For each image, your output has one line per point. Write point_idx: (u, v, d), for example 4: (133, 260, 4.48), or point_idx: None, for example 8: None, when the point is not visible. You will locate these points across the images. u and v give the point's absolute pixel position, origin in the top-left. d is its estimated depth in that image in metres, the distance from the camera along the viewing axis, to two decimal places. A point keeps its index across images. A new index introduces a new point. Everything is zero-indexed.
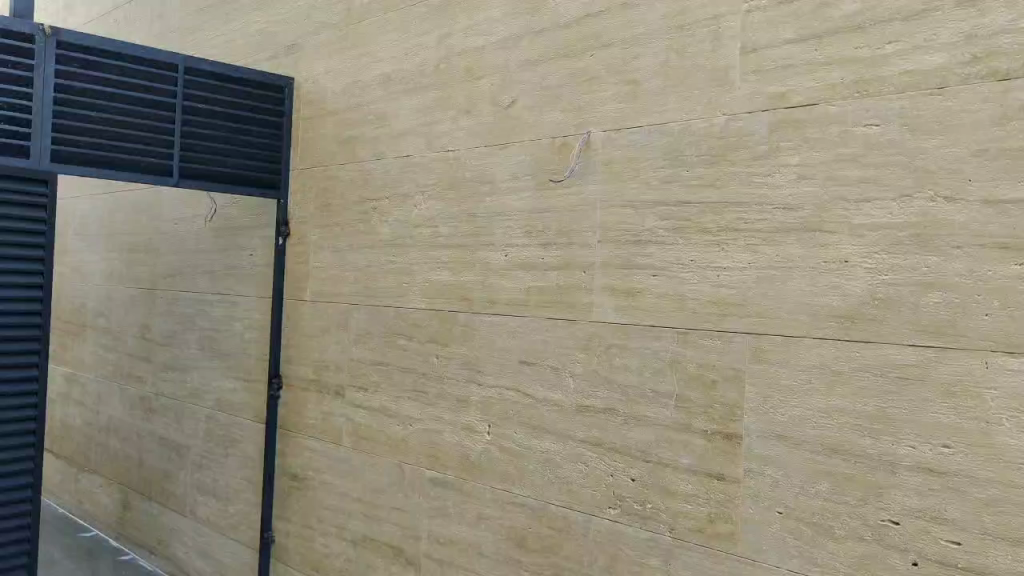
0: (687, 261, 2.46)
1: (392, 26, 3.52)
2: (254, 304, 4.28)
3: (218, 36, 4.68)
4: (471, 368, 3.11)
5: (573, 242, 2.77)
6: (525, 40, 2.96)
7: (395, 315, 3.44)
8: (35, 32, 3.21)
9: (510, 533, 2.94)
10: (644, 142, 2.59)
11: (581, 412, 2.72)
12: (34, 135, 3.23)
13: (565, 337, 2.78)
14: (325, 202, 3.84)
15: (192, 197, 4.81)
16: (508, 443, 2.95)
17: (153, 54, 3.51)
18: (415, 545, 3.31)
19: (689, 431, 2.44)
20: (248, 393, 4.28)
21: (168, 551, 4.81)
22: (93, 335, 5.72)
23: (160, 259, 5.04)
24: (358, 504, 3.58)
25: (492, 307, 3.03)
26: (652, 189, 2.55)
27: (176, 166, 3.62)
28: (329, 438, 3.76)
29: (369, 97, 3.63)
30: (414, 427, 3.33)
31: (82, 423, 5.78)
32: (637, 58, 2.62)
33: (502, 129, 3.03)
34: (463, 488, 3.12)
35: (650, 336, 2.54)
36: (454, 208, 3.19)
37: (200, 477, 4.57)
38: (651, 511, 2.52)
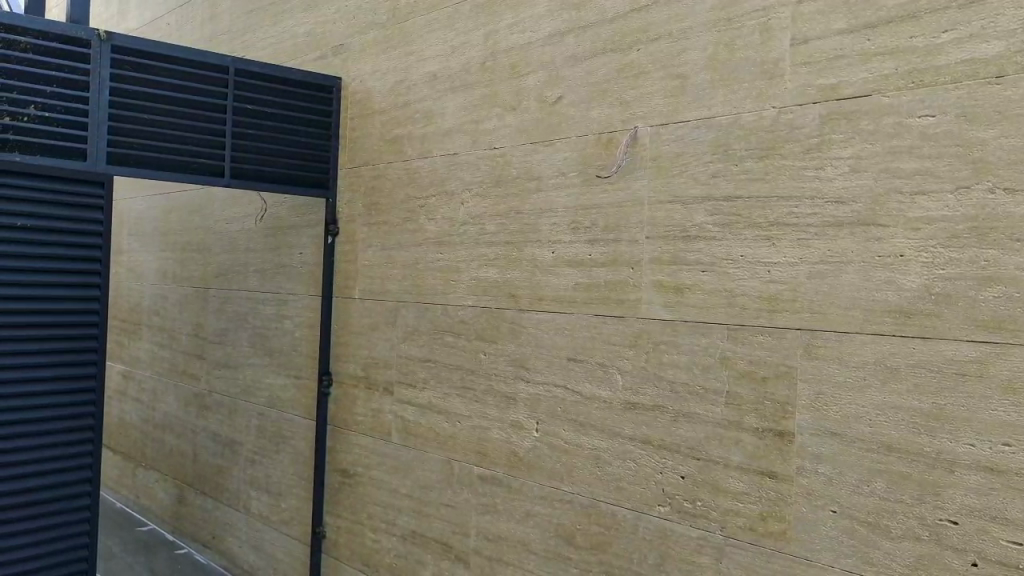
0: (737, 257, 2.43)
1: (438, 24, 3.54)
2: (304, 302, 4.33)
3: (267, 39, 4.74)
4: (519, 366, 3.11)
5: (620, 238, 2.75)
6: (571, 36, 2.96)
7: (443, 313, 3.45)
8: (91, 37, 3.28)
9: (559, 530, 2.93)
10: (692, 137, 2.56)
11: (629, 409, 2.71)
12: (90, 138, 3.30)
13: (613, 334, 2.77)
14: (373, 201, 3.87)
15: (243, 197, 4.89)
16: (556, 440, 2.95)
17: (205, 57, 3.57)
18: (464, 541, 3.33)
19: (739, 428, 2.41)
20: (299, 390, 4.33)
21: (222, 545, 4.90)
22: (148, 333, 5.84)
23: (212, 257, 5.13)
24: (407, 500, 3.61)
25: (540, 304, 3.03)
26: (700, 184, 2.53)
27: (229, 166, 3.67)
28: (379, 435, 3.79)
29: (415, 95, 3.65)
30: (463, 423, 3.35)
31: (139, 419, 5.90)
32: (684, 52, 2.59)
33: (548, 126, 3.02)
34: (511, 485, 3.12)
35: (699, 333, 2.52)
36: (501, 206, 3.20)
37: (254, 472, 4.65)
38: (702, 509, 2.50)
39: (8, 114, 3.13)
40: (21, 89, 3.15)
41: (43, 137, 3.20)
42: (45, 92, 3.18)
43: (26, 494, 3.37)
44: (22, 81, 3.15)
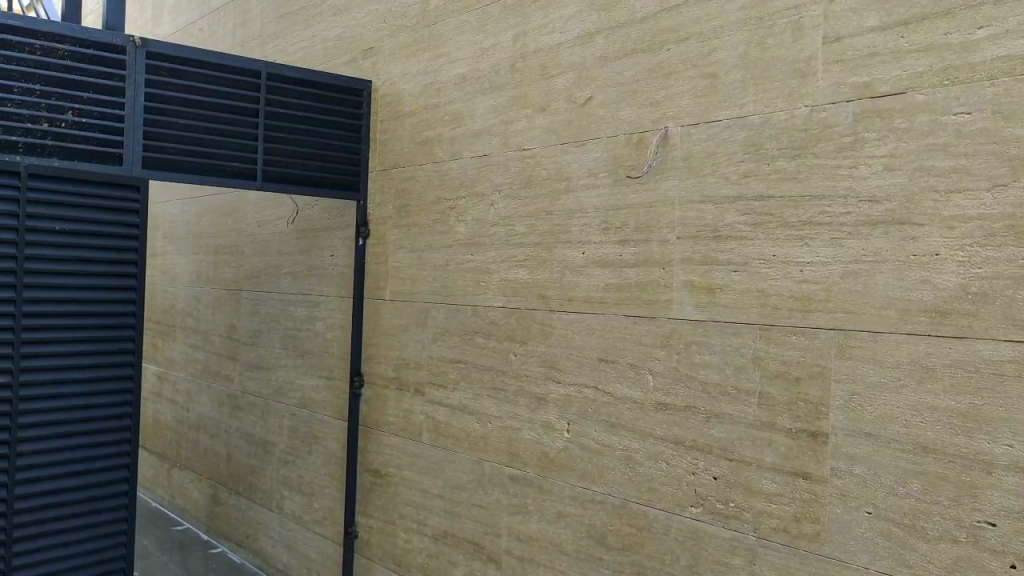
0: (770, 256, 2.42)
1: (468, 26, 3.55)
2: (335, 303, 4.37)
3: (298, 43, 4.79)
4: (550, 367, 3.11)
5: (651, 238, 2.75)
6: (600, 37, 2.96)
7: (474, 314, 3.46)
8: (126, 43, 3.33)
9: (591, 531, 2.93)
10: (723, 136, 2.55)
11: (661, 410, 2.70)
12: (126, 142, 3.35)
13: (645, 335, 2.76)
14: (404, 202, 3.89)
15: (275, 200, 4.94)
16: (588, 441, 2.95)
17: (237, 62, 3.61)
18: (495, 541, 3.34)
19: (772, 429, 2.40)
20: (330, 391, 4.37)
21: (256, 545, 4.94)
22: (183, 334, 5.91)
23: (245, 260, 5.18)
24: (439, 500, 3.62)
25: (571, 305, 3.03)
26: (732, 184, 2.52)
27: (262, 169, 3.71)
28: (410, 435, 3.81)
29: (445, 97, 3.67)
30: (493, 424, 3.36)
31: (174, 420, 5.98)
32: (715, 52, 2.58)
33: (578, 126, 3.03)
34: (542, 485, 3.13)
35: (731, 333, 2.51)
36: (531, 207, 3.20)
37: (286, 473, 4.69)
38: (734, 511, 2.49)
39: (46, 120, 3.19)
40: (58, 94, 3.20)
41: (79, 142, 3.27)
42: (82, 97, 3.24)
43: (64, 494, 3.42)
44: (59, 87, 3.20)
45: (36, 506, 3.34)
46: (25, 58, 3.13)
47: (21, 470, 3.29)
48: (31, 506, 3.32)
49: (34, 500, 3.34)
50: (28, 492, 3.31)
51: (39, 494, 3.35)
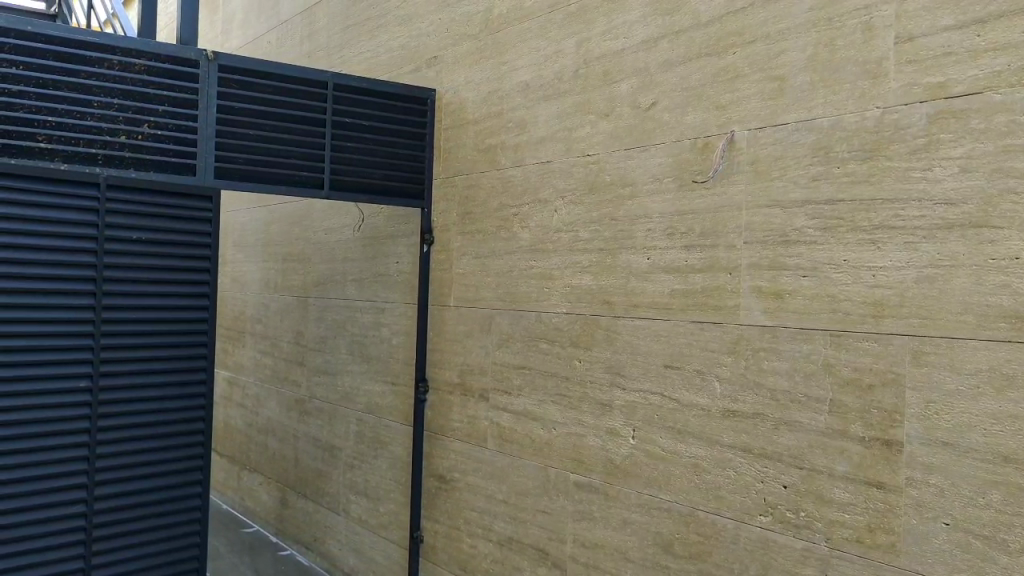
0: (840, 261, 2.37)
1: (531, 33, 3.56)
2: (401, 309, 4.42)
3: (363, 53, 4.86)
4: (615, 373, 3.10)
5: (718, 243, 2.72)
6: (665, 41, 2.94)
7: (538, 320, 3.47)
8: (199, 57, 3.42)
9: (658, 539, 2.91)
10: (792, 139, 2.51)
11: (729, 417, 2.67)
12: (199, 154, 3.44)
13: (712, 341, 2.74)
14: (468, 210, 3.92)
15: (341, 208, 5.02)
16: (654, 448, 2.93)
17: (305, 73, 3.69)
18: (561, 548, 3.33)
19: (844, 437, 2.35)
20: (396, 396, 4.41)
21: (323, 547, 5.02)
22: (252, 340, 6.04)
23: (312, 267, 5.28)
24: (504, 505, 3.64)
25: (636, 310, 3.01)
26: (801, 188, 2.48)
27: (328, 178, 3.77)
28: (475, 441, 3.83)
29: (509, 104, 3.68)
30: (558, 430, 3.35)
31: (244, 424, 6.11)
32: (784, 53, 2.55)
33: (643, 131, 3.01)
34: (607, 492, 3.11)
35: (801, 339, 2.47)
36: (596, 212, 3.20)
37: (353, 477, 4.75)
38: (805, 520, 2.44)
39: (124, 133, 3.28)
40: (135, 108, 3.30)
41: (156, 154, 3.36)
42: (157, 110, 3.34)
43: (142, 495, 3.52)
44: (136, 100, 3.30)
45: (116, 506, 3.43)
46: (104, 74, 3.23)
47: (101, 470, 3.39)
48: (110, 506, 3.41)
49: (113, 501, 3.43)
50: (107, 493, 3.40)
51: (118, 494, 3.44)
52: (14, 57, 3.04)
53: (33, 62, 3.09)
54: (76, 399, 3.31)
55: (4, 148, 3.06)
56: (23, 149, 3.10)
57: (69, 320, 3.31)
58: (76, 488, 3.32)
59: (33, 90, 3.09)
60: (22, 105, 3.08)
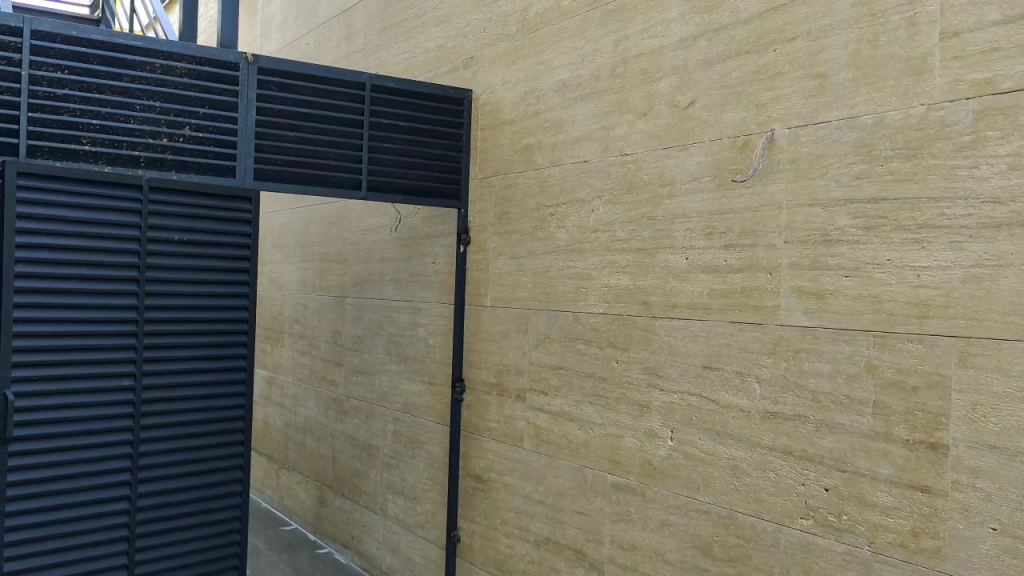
0: (883, 261, 2.34)
1: (568, 33, 3.56)
2: (438, 309, 4.43)
3: (400, 55, 4.89)
4: (653, 374, 3.08)
5: (757, 243, 2.70)
6: (704, 39, 2.92)
7: (575, 320, 3.46)
8: (239, 60, 3.47)
9: (696, 541, 2.88)
10: (834, 137, 2.48)
11: (769, 418, 2.64)
12: (239, 155, 3.50)
13: (751, 341, 2.71)
14: (504, 210, 3.92)
15: (378, 208, 5.05)
16: (692, 449, 2.91)
17: (342, 74, 3.72)
18: (598, 549, 3.32)
19: (888, 439, 2.31)
20: (433, 396, 4.42)
21: (361, 546, 5.05)
22: (290, 340, 6.10)
23: (350, 267, 5.31)
24: (541, 506, 3.63)
25: (674, 311, 2.99)
26: (843, 186, 2.45)
27: (366, 179, 3.81)
28: (511, 441, 3.83)
29: (546, 104, 3.68)
30: (595, 431, 3.34)
31: (282, 423, 6.17)
32: (825, 50, 2.51)
33: (681, 130, 2.99)
34: (645, 493, 3.09)
35: (843, 340, 2.43)
36: (633, 212, 3.18)
37: (390, 476, 4.77)
38: (848, 524, 2.41)
39: (166, 135, 3.34)
40: (177, 111, 3.35)
41: (196, 155, 3.43)
42: (198, 113, 3.39)
43: (180, 494, 3.49)
44: (177, 103, 3.35)
45: (155, 505, 3.41)
46: (146, 77, 3.27)
47: (143, 469, 3.37)
48: (152, 503, 3.40)
49: (155, 499, 3.42)
50: (149, 491, 3.39)
51: (159, 492, 3.43)
52: (58, 62, 3.11)
53: (77, 66, 3.16)
54: (118, 398, 3.28)
55: (49, 151, 3.14)
56: (67, 152, 3.17)
57: (111, 320, 3.26)
58: (117, 486, 3.31)
59: (77, 93, 3.15)
60: (67, 109, 3.14)
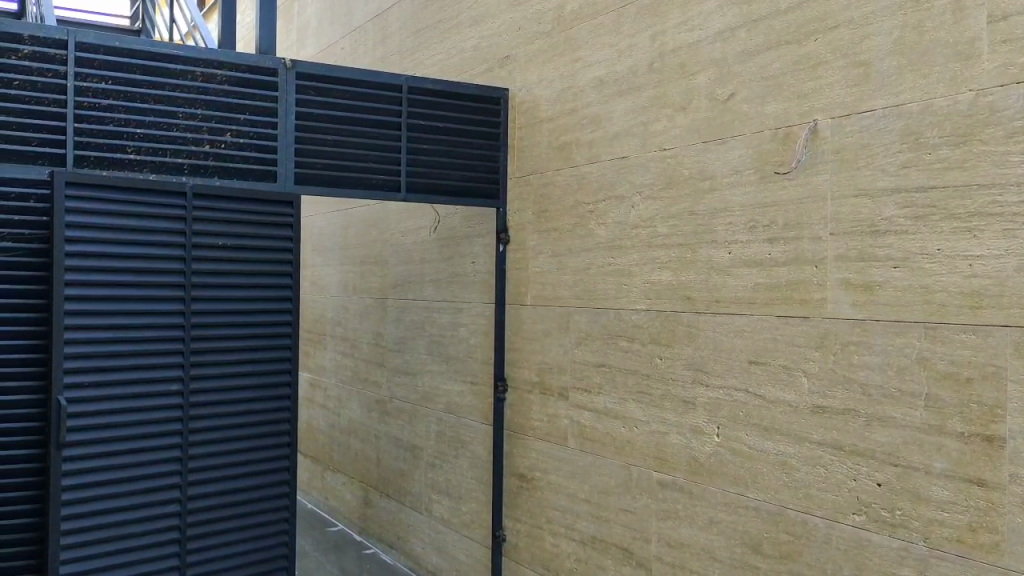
0: (934, 251, 2.29)
1: (604, 29, 3.54)
2: (478, 309, 4.44)
3: (436, 56, 4.90)
4: (697, 370, 3.05)
5: (802, 236, 2.66)
6: (742, 31, 2.88)
7: (617, 317, 3.44)
8: (277, 66, 3.53)
9: (746, 538, 2.85)
10: (879, 126, 2.44)
11: (818, 413, 2.60)
12: (280, 161, 3.56)
13: (798, 335, 2.67)
14: (543, 209, 3.91)
15: (417, 210, 5.07)
16: (739, 445, 2.88)
17: (379, 77, 3.76)
18: (645, 548, 3.29)
19: (941, 433, 2.27)
20: (476, 396, 4.43)
21: (407, 546, 5.07)
22: (333, 342, 6.15)
23: (390, 268, 5.34)
24: (586, 504, 3.61)
25: (718, 306, 2.96)
26: (889, 176, 2.41)
27: (405, 180, 3.83)
28: (555, 439, 3.82)
29: (583, 100, 3.66)
30: (640, 429, 3.32)
31: (326, 425, 6.22)
32: (868, 38, 2.47)
33: (721, 123, 2.96)
34: (692, 491, 3.07)
35: (894, 332, 2.39)
36: (674, 207, 3.15)
37: (435, 476, 4.79)
38: (902, 519, 2.36)
39: (208, 142, 3.39)
40: (218, 117, 3.40)
41: (237, 161, 3.48)
42: (239, 119, 3.45)
43: (229, 495, 3.50)
44: (218, 111, 3.40)
45: (204, 506, 3.43)
46: (187, 85, 3.33)
47: (194, 471, 3.41)
48: (203, 505, 3.43)
49: (207, 500, 3.45)
50: (200, 493, 3.42)
51: (211, 494, 3.45)
52: (103, 72, 3.17)
53: (120, 77, 3.21)
54: (166, 402, 3.33)
55: (96, 160, 3.19)
56: (113, 161, 3.22)
57: (158, 326, 3.30)
58: (169, 488, 3.34)
59: (121, 103, 3.21)
60: (112, 119, 3.20)
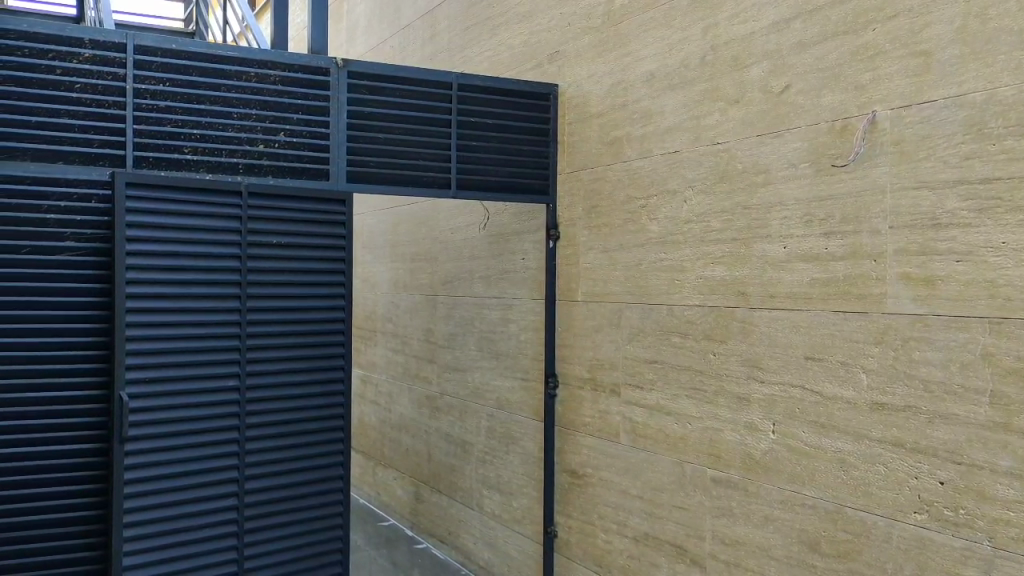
0: (999, 244, 2.23)
1: (654, 23, 3.51)
2: (528, 305, 4.44)
3: (485, 53, 4.91)
4: (752, 366, 3.02)
5: (860, 229, 2.62)
6: (798, 22, 2.84)
7: (670, 313, 3.41)
8: (329, 65, 3.57)
9: (803, 536, 2.81)
10: (941, 117, 2.38)
11: (877, 410, 2.56)
12: (332, 159, 3.59)
13: (856, 331, 2.63)
14: (594, 204, 3.90)
15: (466, 207, 5.09)
16: (796, 442, 2.84)
17: (430, 75, 3.78)
18: (699, 545, 3.27)
19: (1006, 430, 2.22)
20: (526, 392, 4.44)
21: (458, 541, 5.10)
22: (383, 338, 6.20)
23: (439, 265, 5.37)
24: (639, 501, 3.60)
25: (773, 301, 2.92)
26: (951, 168, 2.35)
27: (455, 178, 3.84)
28: (607, 436, 3.81)
29: (634, 95, 3.64)
30: (694, 425, 3.29)
31: (378, 421, 6.28)
32: (929, 27, 2.42)
33: (775, 116, 2.92)
34: (747, 488, 3.04)
35: (956, 327, 2.34)
36: (728, 201, 3.12)
37: (486, 472, 4.80)
38: (965, 518, 2.31)
39: (263, 142, 3.44)
40: (273, 117, 3.45)
41: (291, 161, 3.52)
42: (292, 119, 3.49)
43: (286, 490, 3.55)
44: (272, 111, 3.45)
45: (262, 501, 3.48)
46: (243, 86, 3.38)
47: (251, 465, 3.46)
48: (261, 500, 3.48)
49: (264, 494, 3.50)
50: (258, 487, 3.47)
51: (269, 488, 3.50)
52: (161, 74, 3.24)
53: (178, 79, 3.28)
54: (225, 398, 3.38)
55: (155, 162, 3.25)
56: (171, 162, 3.28)
57: (216, 324, 3.35)
58: (228, 483, 3.40)
59: (178, 104, 3.28)
60: (170, 120, 3.27)
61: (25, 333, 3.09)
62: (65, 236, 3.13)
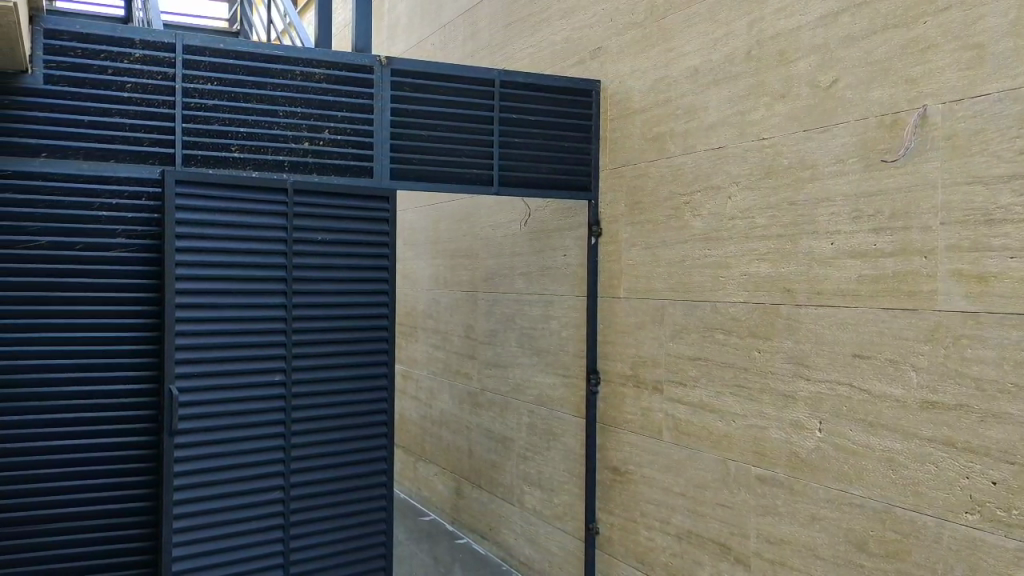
0: None
1: (698, 17, 3.49)
2: (570, 302, 4.44)
3: (526, 50, 4.91)
4: (798, 364, 2.99)
5: (910, 226, 2.58)
6: (846, 15, 2.80)
7: (714, 310, 3.39)
8: (373, 63, 3.60)
9: (850, 535, 2.79)
10: (995, 110, 2.34)
11: (927, 408, 2.52)
12: (376, 157, 3.61)
13: (905, 328, 2.59)
14: (636, 201, 3.88)
15: (507, 204, 5.10)
16: (844, 441, 2.81)
17: (472, 72, 3.79)
18: (743, 543, 3.25)
19: None
20: (568, 389, 4.43)
21: (499, 537, 5.12)
22: (424, 334, 6.23)
23: (480, 262, 5.38)
24: (682, 499, 3.58)
25: (820, 298, 2.89)
26: (1005, 162, 2.31)
27: (496, 175, 3.85)
28: (649, 433, 3.79)
29: (677, 90, 3.62)
30: (738, 423, 3.27)
31: (418, 416, 6.33)
32: (982, 20, 2.38)
33: (823, 111, 2.89)
34: (793, 487, 3.01)
35: (1010, 325, 2.30)
36: (773, 197, 3.10)
37: (527, 468, 4.81)
38: (1019, 519, 2.27)
39: (308, 140, 3.47)
40: (317, 115, 3.48)
41: (336, 159, 3.54)
42: (336, 116, 3.52)
43: (330, 484, 3.59)
44: (317, 109, 3.48)
45: (308, 494, 3.52)
46: (289, 85, 3.43)
47: (297, 459, 3.50)
48: (307, 493, 3.52)
49: (310, 488, 3.54)
50: (303, 480, 3.52)
51: (314, 482, 3.54)
52: (207, 73, 3.27)
53: (226, 78, 3.32)
54: (271, 392, 3.42)
55: (202, 160, 3.30)
56: (218, 160, 3.32)
57: (262, 319, 3.39)
58: (275, 476, 3.45)
59: (225, 103, 3.31)
60: (216, 118, 3.30)
61: (81, 328, 3.15)
62: (117, 232, 3.21)
